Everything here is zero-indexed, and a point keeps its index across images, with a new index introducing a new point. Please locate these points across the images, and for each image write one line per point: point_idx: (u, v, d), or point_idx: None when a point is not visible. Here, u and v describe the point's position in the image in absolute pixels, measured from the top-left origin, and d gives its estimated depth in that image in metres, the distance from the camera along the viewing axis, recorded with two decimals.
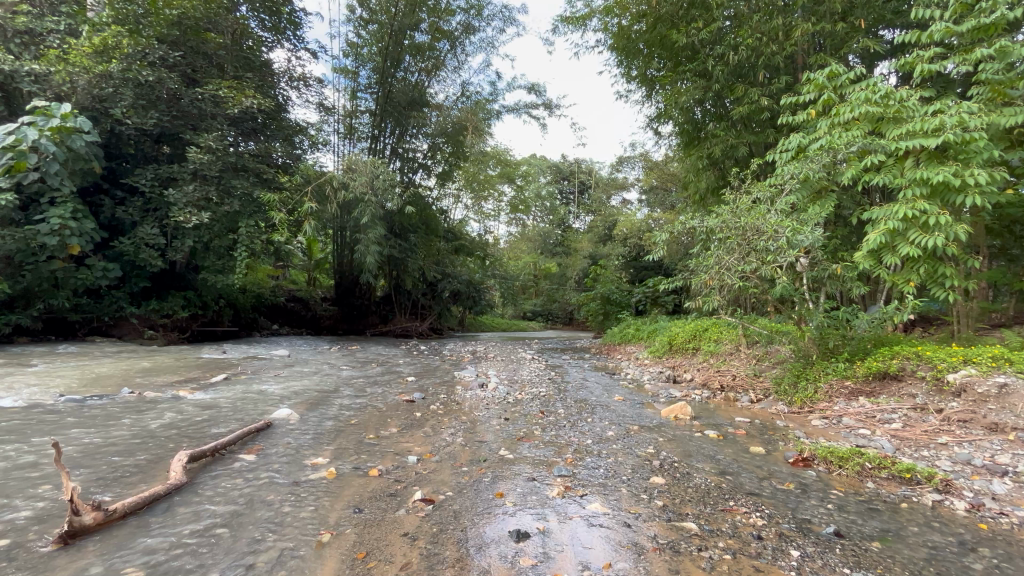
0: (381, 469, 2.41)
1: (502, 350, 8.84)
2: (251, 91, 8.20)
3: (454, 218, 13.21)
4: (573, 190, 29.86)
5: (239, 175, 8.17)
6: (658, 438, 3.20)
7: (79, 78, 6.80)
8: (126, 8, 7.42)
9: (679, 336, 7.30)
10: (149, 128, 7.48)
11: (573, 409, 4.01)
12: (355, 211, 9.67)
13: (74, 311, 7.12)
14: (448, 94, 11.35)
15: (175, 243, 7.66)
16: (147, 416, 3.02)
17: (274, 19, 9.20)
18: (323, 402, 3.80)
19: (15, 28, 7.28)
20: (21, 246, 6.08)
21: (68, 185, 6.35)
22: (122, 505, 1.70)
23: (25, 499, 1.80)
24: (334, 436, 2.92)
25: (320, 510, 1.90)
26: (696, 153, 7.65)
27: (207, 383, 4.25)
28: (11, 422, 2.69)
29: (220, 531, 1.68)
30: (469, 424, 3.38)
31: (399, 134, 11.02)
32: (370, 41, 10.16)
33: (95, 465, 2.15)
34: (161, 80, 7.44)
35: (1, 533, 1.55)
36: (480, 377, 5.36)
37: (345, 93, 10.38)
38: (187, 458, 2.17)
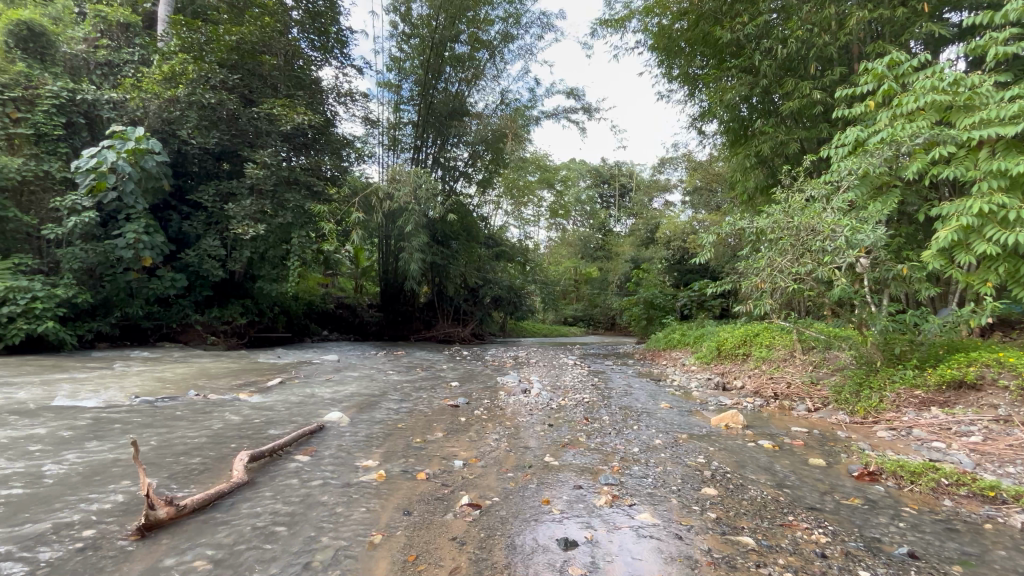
0: (428, 473, 2.45)
1: (544, 356, 8.80)
2: (302, 108, 8.62)
3: (494, 225, 13.32)
4: (613, 193, 29.46)
5: (292, 189, 8.59)
6: (708, 447, 3.09)
7: (151, 104, 7.48)
8: (191, 36, 8.10)
9: (728, 341, 7.03)
10: (211, 147, 8.02)
11: (618, 416, 3.93)
12: (399, 220, 9.95)
13: (147, 319, 7.69)
14: (488, 103, 11.49)
15: (234, 254, 8.13)
16: (212, 417, 3.22)
17: (323, 39, 9.64)
18: (371, 406, 3.91)
19: (96, 60, 8.01)
20: (102, 259, 6.70)
21: (142, 203, 6.88)
22: (191, 501, 1.81)
23: (109, 492, 1.96)
24: (382, 439, 2.99)
25: (371, 511, 1.95)
26: (743, 151, 7.38)
27: (264, 386, 4.47)
28: (94, 421, 2.93)
29: (279, 529, 1.75)
30: (513, 430, 3.38)
31: (440, 143, 11.25)
32: (412, 55, 10.46)
33: (167, 463, 2.30)
34: (222, 101, 7.97)
35: (88, 523, 1.69)
36: (523, 382, 5.36)
37: (389, 106, 10.73)
38: (248, 457, 2.29)
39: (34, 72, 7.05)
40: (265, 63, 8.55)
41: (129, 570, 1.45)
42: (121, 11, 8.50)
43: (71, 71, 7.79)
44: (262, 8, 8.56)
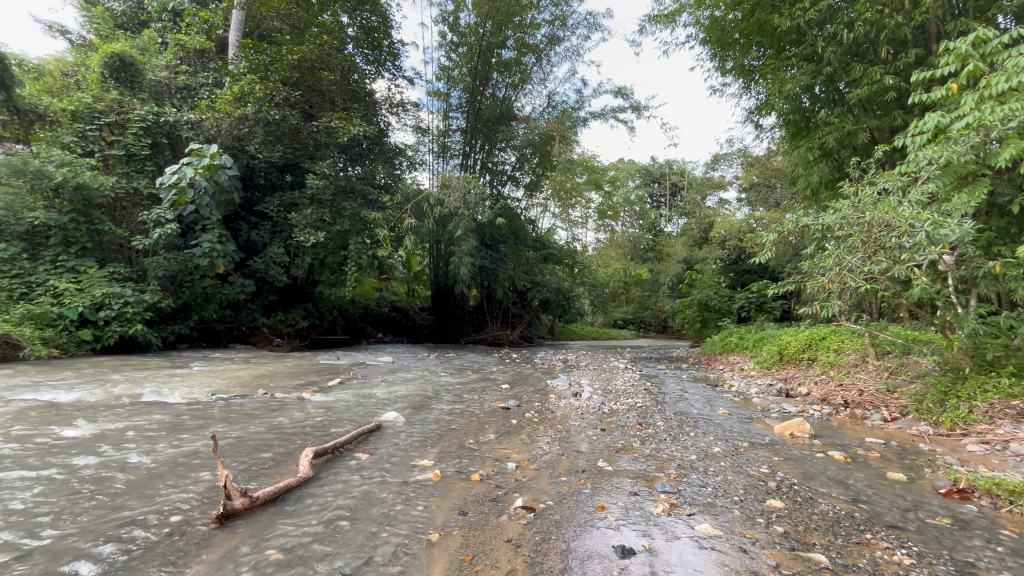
0: (482, 474, 2.48)
1: (594, 359, 8.68)
2: (358, 120, 9.01)
3: (542, 228, 13.30)
4: (663, 193, 28.67)
5: (349, 197, 8.98)
6: (772, 457, 2.92)
7: (223, 122, 8.07)
8: (258, 58, 8.68)
9: (791, 345, 6.65)
10: (276, 160, 8.55)
11: (673, 422, 3.81)
12: (449, 225, 10.16)
13: (220, 321, 8.27)
14: (535, 106, 11.52)
15: (297, 261, 8.60)
16: (280, 414, 3.41)
17: (376, 53, 10.01)
18: (425, 407, 4.00)
19: (176, 85, 8.76)
20: (181, 267, 7.29)
21: (216, 214, 7.44)
22: (263, 493, 1.93)
23: (192, 482, 2.12)
24: (437, 439, 3.06)
25: (428, 510, 2.00)
26: (805, 144, 6.97)
27: (325, 386, 4.69)
28: (178, 415, 3.19)
29: (342, 524, 1.83)
30: (565, 433, 3.36)
31: (488, 149, 11.38)
32: (460, 63, 10.68)
33: (241, 456, 2.46)
34: (285, 117, 8.47)
35: (175, 510, 1.84)
36: (573, 386, 5.31)
37: (439, 114, 11.00)
38: (313, 453, 2.41)
39: (125, 99, 7.81)
40: (324, 79, 9.00)
41: (209, 555, 1.56)
42: (198, 38, 9.26)
43: (156, 96, 8.57)
44: (320, 27, 9.03)
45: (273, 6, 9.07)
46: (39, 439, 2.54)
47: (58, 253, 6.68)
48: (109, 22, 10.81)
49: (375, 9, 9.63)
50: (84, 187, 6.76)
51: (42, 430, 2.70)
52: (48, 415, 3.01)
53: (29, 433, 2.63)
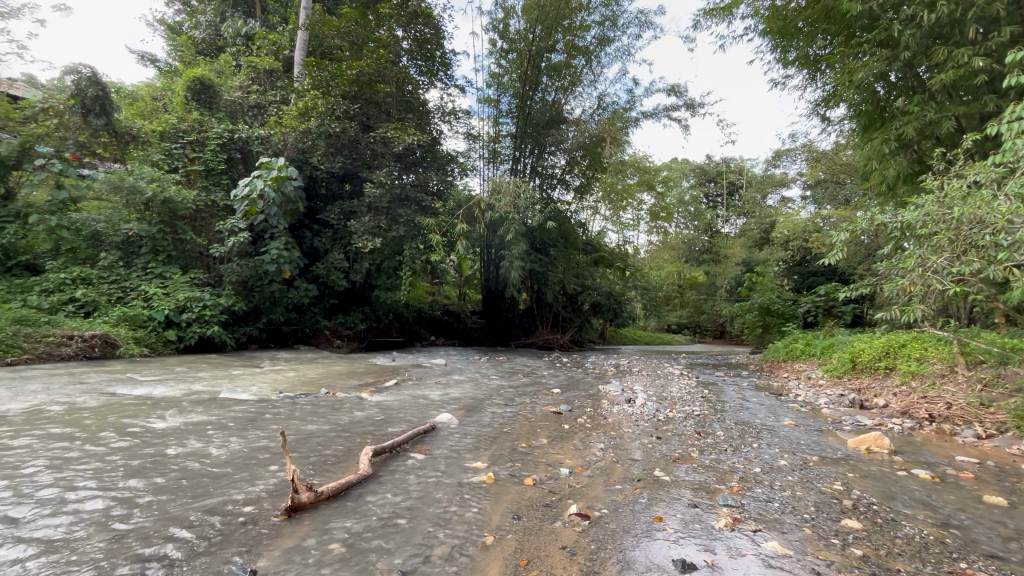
0: (535, 479, 2.47)
1: (648, 365, 8.43)
2: (412, 129, 9.31)
3: (592, 231, 12.98)
4: (720, 192, 27.53)
5: (404, 205, 9.29)
6: (846, 473, 2.72)
7: (289, 137, 8.60)
8: (320, 75, 9.19)
9: (865, 353, 6.17)
10: (336, 170, 8.98)
11: (734, 432, 3.63)
12: (500, 230, 10.23)
13: (286, 323, 8.78)
14: (585, 108, 11.41)
15: (356, 266, 8.99)
16: (340, 413, 3.56)
17: (429, 64, 10.28)
18: (477, 410, 4.05)
19: (249, 104, 9.44)
20: (252, 272, 7.81)
21: (282, 223, 7.92)
22: (327, 488, 2.03)
23: (264, 474, 2.26)
24: (490, 442, 3.09)
25: (482, 512, 2.02)
26: (879, 136, 6.45)
27: (381, 387, 4.86)
28: (249, 412, 3.41)
29: (400, 522, 1.88)
30: (619, 440, 3.28)
31: (538, 153, 11.41)
32: (509, 69, 10.79)
33: (306, 453, 2.60)
34: (345, 129, 8.88)
35: (249, 501, 1.96)
36: (626, 392, 5.18)
37: (489, 120, 11.15)
38: (373, 452, 2.50)
39: (204, 119, 8.50)
40: (380, 92, 9.34)
41: (279, 545, 1.65)
42: (267, 60, 9.95)
43: (231, 115, 9.27)
44: (377, 42, 9.41)
45: (334, 25, 9.56)
46: (132, 430, 2.80)
47: (148, 261, 7.36)
48: (191, 49, 11.83)
49: (427, 21, 9.91)
50: (170, 201, 7.43)
51: (135, 421, 2.98)
52: (140, 408, 3.33)
53: (125, 423, 2.91)
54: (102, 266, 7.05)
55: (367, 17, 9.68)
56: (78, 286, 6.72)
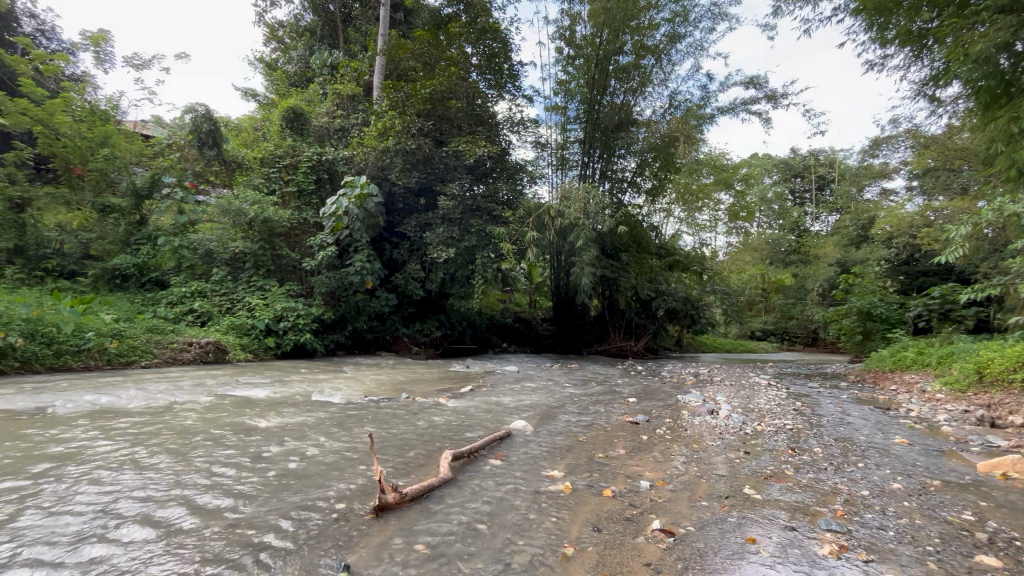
0: (614, 491, 2.40)
1: (731, 374, 7.93)
2: (483, 141, 9.54)
3: (665, 235, 12.48)
4: (807, 187, 25.45)
5: (476, 215, 9.54)
6: (977, 502, 2.36)
7: (370, 156, 9.18)
8: (397, 95, 9.56)
9: (995, 363, 5.37)
10: (413, 185, 9.40)
11: (835, 450, 3.30)
12: (570, 236, 10.13)
13: (369, 331, 9.33)
14: (656, 108, 11.10)
15: (431, 276, 9.37)
16: (421, 417, 3.71)
17: (497, 77, 10.47)
18: (551, 417, 4.03)
19: (335, 128, 10.21)
20: (339, 283, 8.39)
21: (364, 237, 8.43)
22: (411, 490, 2.11)
23: (353, 475, 2.40)
24: (566, 451, 3.06)
25: (561, 522, 2.00)
26: (1006, 116, 5.61)
27: (457, 393, 4.98)
28: (339, 414, 3.64)
29: (480, 527, 1.91)
30: (702, 454, 3.11)
31: (607, 157, 11.22)
32: (577, 75, 10.74)
33: (391, 455, 2.72)
34: (420, 146, 9.30)
35: (340, 499, 2.09)
36: (708, 402, 4.91)
37: (557, 128, 11.18)
38: (452, 456, 2.57)
39: (297, 144, 9.32)
40: (452, 108, 9.66)
41: (369, 543, 1.74)
42: (350, 86, 10.72)
43: (320, 139, 10.10)
44: (448, 61, 9.77)
45: (408, 48, 10.11)
46: (240, 429, 3.09)
47: (251, 275, 8.17)
48: (285, 82, 13.07)
49: (496, 36, 10.16)
50: (268, 221, 8.20)
51: (242, 420, 3.29)
52: (246, 408, 3.68)
53: (234, 423, 3.23)
54: (214, 280, 7.93)
55: (439, 37, 10.12)
56: (195, 299, 7.62)
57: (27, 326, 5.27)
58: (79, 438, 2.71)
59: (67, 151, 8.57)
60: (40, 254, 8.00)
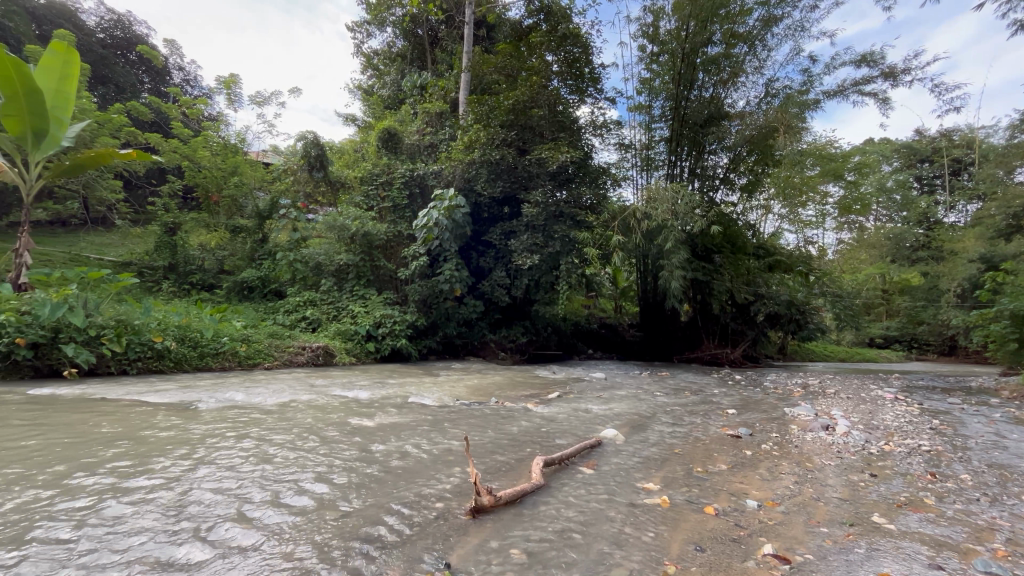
0: (717, 508, 2.25)
1: (848, 386, 7.08)
2: (565, 147, 9.43)
3: (764, 233, 11.48)
4: (939, 172, 22.11)
5: (559, 221, 9.48)
6: None
7: (457, 169, 9.58)
8: (481, 109, 9.90)
9: None
10: (497, 195, 9.66)
11: (990, 478, 2.80)
12: (658, 239, 9.66)
13: (458, 336, 9.71)
14: (750, 99, 10.36)
15: (516, 282, 9.53)
16: (510, 422, 3.77)
17: (578, 82, 10.38)
18: (644, 427, 3.88)
19: (425, 144, 10.82)
20: (430, 291, 8.84)
21: (452, 247, 8.80)
22: (505, 494, 2.14)
23: (449, 475, 2.49)
24: (661, 463, 2.92)
25: (660, 538, 1.91)
26: None
27: (544, 399, 4.99)
28: (434, 416, 3.82)
29: (575, 536, 1.89)
30: (818, 474, 2.80)
31: (696, 154, 10.64)
32: (661, 72, 10.36)
33: (484, 458, 2.80)
34: (504, 156, 9.52)
35: (438, 498, 2.18)
36: (821, 417, 4.43)
37: (641, 128, 10.85)
38: (543, 462, 2.57)
39: (392, 163, 10.02)
40: (535, 116, 9.73)
41: (468, 543, 1.79)
42: (438, 104, 11.28)
43: (412, 156, 10.79)
44: (530, 71, 9.92)
45: (492, 62, 10.44)
46: (349, 427, 3.37)
47: (353, 285, 8.88)
48: (380, 105, 14.11)
49: (576, 41, 10.05)
50: (368, 234, 8.86)
51: (350, 419, 3.58)
52: (352, 408, 3.99)
53: (342, 421, 3.51)
54: (323, 290, 8.75)
55: (520, 49, 10.34)
56: (307, 307, 8.46)
57: (178, 332, 6.16)
58: (219, 430, 3.10)
59: (207, 180, 10.07)
60: (187, 270, 9.41)
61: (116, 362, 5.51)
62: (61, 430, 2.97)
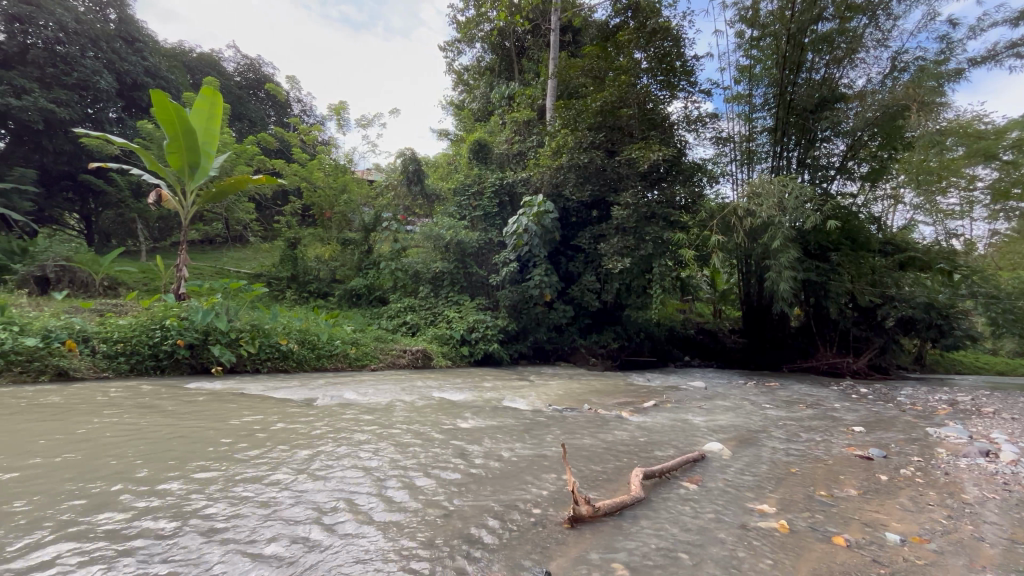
0: (849, 540, 1.99)
1: (1012, 404, 5.94)
2: (657, 145, 9.05)
3: (892, 227, 10.09)
4: None
5: (652, 222, 9.10)
6: None
7: (546, 175, 9.67)
8: (569, 113, 9.93)
9: None
10: (586, 198, 9.59)
11: None
12: (763, 237, 8.87)
13: (549, 341, 9.75)
14: (871, 78, 9.24)
15: (607, 287, 9.37)
16: (604, 430, 3.69)
17: (669, 78, 9.83)
18: (753, 442, 3.58)
19: (515, 152, 11.07)
20: (520, 297, 8.99)
21: (542, 252, 8.88)
22: (604, 505, 2.09)
23: (545, 481, 2.49)
24: (776, 483, 2.66)
25: (780, 567, 1.74)
26: None
27: (640, 407, 4.82)
28: (528, 421, 3.86)
29: (681, 556, 1.79)
30: (980, 509, 2.37)
31: (806, 142, 9.64)
32: (763, 57, 9.58)
33: (579, 465, 2.76)
34: (593, 159, 9.39)
35: (536, 504, 2.19)
36: (977, 440, 3.76)
37: (740, 119, 10.12)
38: (643, 474, 2.47)
39: (483, 173, 10.39)
40: (624, 116, 9.51)
41: (567, 553, 1.78)
42: (526, 112, 11.47)
43: (502, 165, 11.12)
44: (618, 70, 9.73)
45: (579, 66, 10.44)
46: (448, 427, 3.52)
47: (448, 291, 9.28)
48: (470, 118, 14.70)
49: (668, 34, 9.63)
50: (461, 243, 9.23)
51: (448, 420, 3.74)
52: (451, 409, 4.18)
53: (441, 422, 3.69)
54: (421, 296, 9.27)
55: (608, 49, 10.20)
56: (408, 312, 9.04)
57: (300, 335, 6.86)
58: (335, 425, 3.41)
59: (322, 199, 11.21)
60: (306, 280, 10.57)
61: (252, 362, 6.30)
62: (210, 421, 3.44)
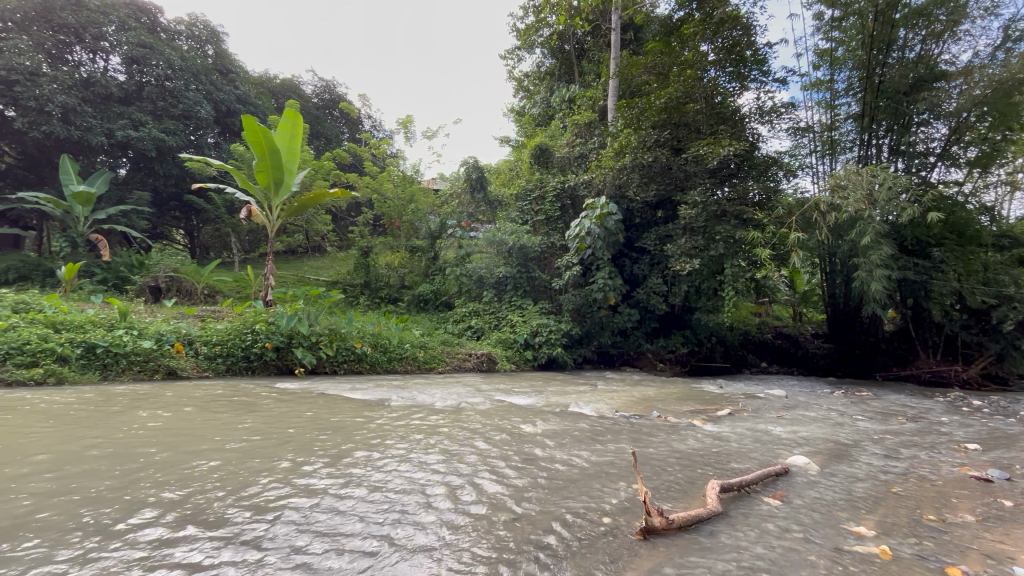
0: (966, 571, 1.77)
1: None
2: (727, 140, 8.61)
3: (1009, 217, 8.90)
4: None
5: (723, 221, 8.63)
6: None
7: (608, 176, 9.53)
8: (632, 113, 9.71)
9: None
10: (650, 198, 9.32)
11: None
12: (850, 233, 8.13)
13: (614, 346, 9.59)
14: (978, 51, 8.22)
15: (674, 289, 9.07)
16: (675, 438, 3.54)
17: (738, 67, 9.33)
18: (844, 457, 3.27)
19: (577, 156, 11.02)
20: (584, 300, 8.89)
21: (605, 255, 8.73)
22: (679, 517, 2.00)
23: (615, 490, 2.43)
24: (875, 504, 2.42)
25: None
26: None
27: (714, 415, 4.58)
28: (594, 427, 3.79)
29: None
30: None
31: (900, 127, 8.74)
32: (846, 38, 8.83)
33: (650, 475, 2.67)
34: (657, 158, 9.10)
35: (606, 513, 2.14)
36: None
37: (821, 107, 9.40)
38: (720, 487, 2.34)
39: (545, 178, 10.43)
40: (690, 112, 9.16)
41: (639, 565, 1.72)
42: (587, 115, 11.37)
43: (563, 168, 11.09)
44: (682, 64, 9.37)
45: (641, 63, 10.20)
46: (514, 431, 3.54)
47: (512, 296, 9.38)
48: (531, 124, 14.77)
49: (737, 23, 9.14)
50: (523, 248, 9.30)
51: (514, 424, 3.76)
52: (516, 413, 4.20)
53: (507, 425, 3.72)
54: (485, 301, 9.44)
55: (672, 43, 9.85)
56: (472, 317, 9.25)
57: (373, 338, 7.21)
58: (407, 426, 3.54)
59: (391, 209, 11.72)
60: (377, 286, 11.13)
61: (330, 363, 6.72)
62: (295, 419, 3.70)
